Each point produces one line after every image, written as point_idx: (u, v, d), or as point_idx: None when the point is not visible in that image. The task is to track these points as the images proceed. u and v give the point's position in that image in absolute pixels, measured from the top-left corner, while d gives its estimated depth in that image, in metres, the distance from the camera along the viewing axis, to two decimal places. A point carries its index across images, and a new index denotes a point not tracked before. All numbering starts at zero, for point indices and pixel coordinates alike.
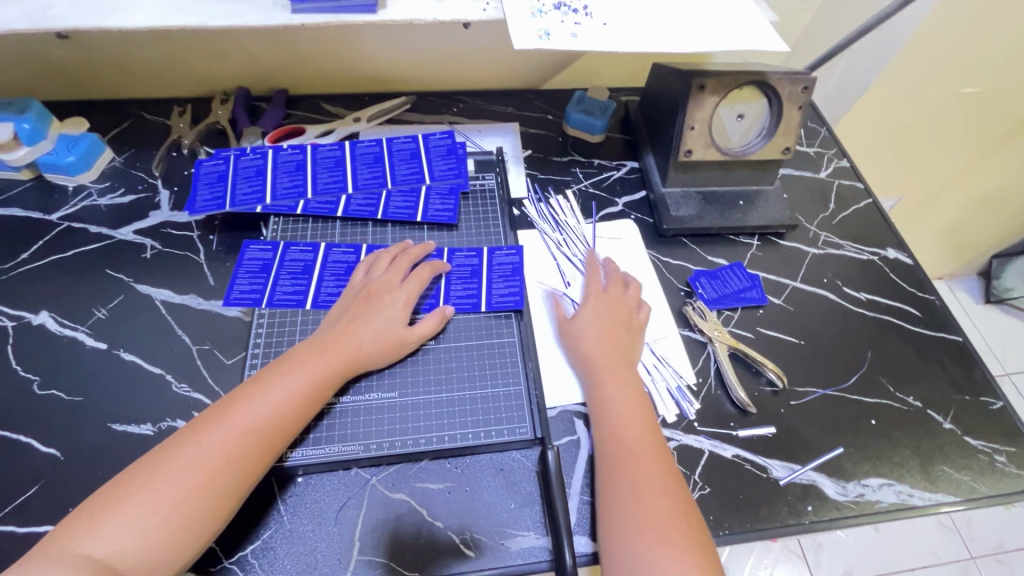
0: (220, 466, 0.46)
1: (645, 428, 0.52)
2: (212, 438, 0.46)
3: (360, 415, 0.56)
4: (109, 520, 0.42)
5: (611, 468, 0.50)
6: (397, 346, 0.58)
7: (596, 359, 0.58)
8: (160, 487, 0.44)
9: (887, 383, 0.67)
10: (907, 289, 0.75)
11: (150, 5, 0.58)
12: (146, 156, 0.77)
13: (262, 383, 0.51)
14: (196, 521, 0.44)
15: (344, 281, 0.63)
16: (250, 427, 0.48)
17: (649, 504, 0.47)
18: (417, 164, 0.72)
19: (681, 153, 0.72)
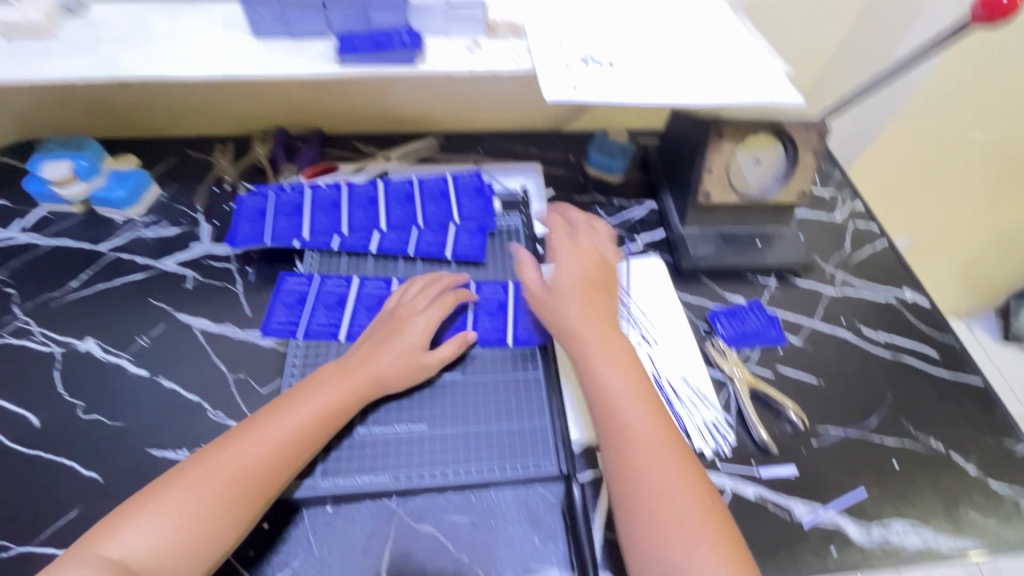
0: (242, 480, 0.49)
1: (646, 416, 0.54)
2: (238, 451, 0.50)
3: (390, 446, 0.57)
4: (140, 522, 0.46)
5: (618, 460, 0.52)
6: (416, 371, 0.59)
7: (587, 335, 0.59)
8: (185, 496, 0.48)
9: (908, 425, 0.67)
10: (925, 330, 0.76)
11: (208, 58, 0.62)
12: (190, 191, 0.82)
13: (287, 404, 0.54)
14: (212, 532, 0.47)
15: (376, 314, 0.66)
16: (273, 443, 0.51)
17: (662, 500, 0.49)
18: (447, 204, 0.75)
19: (699, 196, 0.76)
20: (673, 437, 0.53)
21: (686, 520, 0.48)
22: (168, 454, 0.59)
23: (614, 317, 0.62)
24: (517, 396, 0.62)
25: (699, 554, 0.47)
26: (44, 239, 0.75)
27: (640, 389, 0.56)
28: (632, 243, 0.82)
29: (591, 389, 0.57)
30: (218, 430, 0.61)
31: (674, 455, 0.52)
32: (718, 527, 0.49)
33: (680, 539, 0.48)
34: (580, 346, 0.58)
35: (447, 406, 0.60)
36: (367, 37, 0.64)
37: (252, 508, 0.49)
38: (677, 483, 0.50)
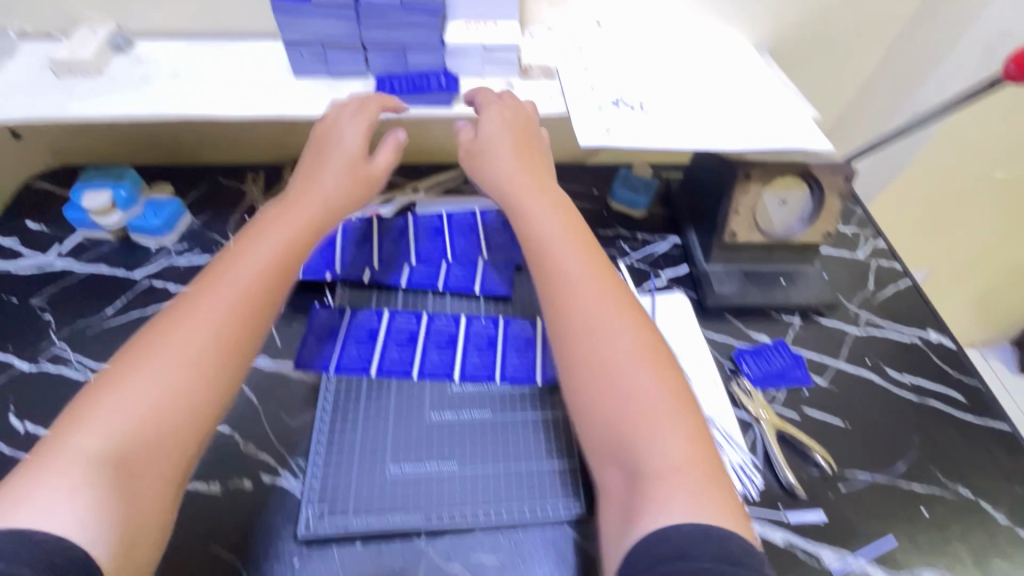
0: (202, 346, 0.47)
1: (591, 284, 0.55)
2: (189, 321, 0.48)
3: (421, 484, 0.57)
4: (96, 412, 0.42)
5: (566, 329, 0.53)
6: (362, 183, 0.64)
7: (524, 187, 0.62)
8: (146, 376, 0.45)
9: (935, 470, 0.67)
10: (951, 373, 0.76)
11: (252, 97, 0.65)
12: (222, 219, 0.83)
13: (225, 268, 0.53)
14: (189, 403, 0.45)
15: (407, 349, 0.67)
16: (225, 302, 0.50)
17: (606, 355, 0.51)
18: (475, 238, 0.77)
19: (725, 235, 0.77)
20: (611, 278, 0.56)
21: (638, 375, 0.49)
22: (196, 486, 0.58)
23: (555, 185, 0.64)
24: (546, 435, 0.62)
25: (655, 412, 0.47)
26: (81, 265, 0.77)
27: (579, 246, 0.58)
28: (656, 278, 0.83)
29: (533, 246, 0.59)
30: (249, 463, 0.61)
31: (612, 303, 0.54)
32: (676, 393, 0.49)
33: (633, 399, 0.48)
34: (518, 204, 0.61)
35: (477, 444, 0.60)
36: (406, 81, 0.67)
37: (224, 377, 0.48)
38: (626, 343, 0.51)
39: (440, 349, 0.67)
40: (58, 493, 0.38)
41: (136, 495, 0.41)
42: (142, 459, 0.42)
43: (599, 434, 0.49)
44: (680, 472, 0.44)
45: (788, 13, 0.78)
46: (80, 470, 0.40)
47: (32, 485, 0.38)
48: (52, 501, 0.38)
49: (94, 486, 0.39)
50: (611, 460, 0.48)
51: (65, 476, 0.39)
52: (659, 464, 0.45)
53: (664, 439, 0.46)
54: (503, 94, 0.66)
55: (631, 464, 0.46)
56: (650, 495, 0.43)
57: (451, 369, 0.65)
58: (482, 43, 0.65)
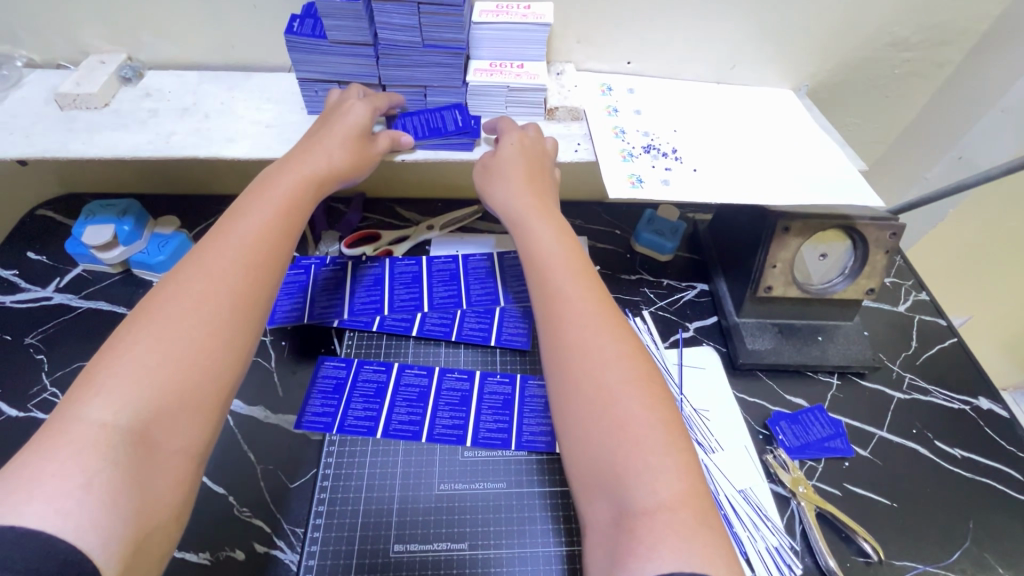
0: (214, 313, 0.43)
1: (586, 296, 0.48)
2: (202, 285, 0.44)
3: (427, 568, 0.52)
4: (109, 382, 0.37)
5: (553, 344, 0.46)
6: (365, 154, 0.58)
7: (521, 211, 0.55)
8: (158, 345, 0.40)
9: (994, 562, 0.60)
10: (1007, 448, 0.69)
11: (265, 136, 0.61)
12: None
13: (230, 230, 0.48)
14: (205, 373, 0.41)
15: (416, 408, 0.62)
16: (236, 267, 0.46)
17: (595, 373, 0.43)
18: (492, 285, 0.72)
19: (760, 288, 0.71)
20: (604, 293, 0.49)
21: (627, 400, 0.42)
22: (185, 555, 0.54)
23: (557, 205, 0.58)
24: (566, 514, 0.56)
25: (648, 444, 0.40)
26: (79, 301, 0.73)
27: (574, 256, 0.51)
28: (684, 330, 0.77)
29: (526, 252, 0.53)
30: (242, 530, 0.56)
31: (607, 318, 0.47)
32: (671, 426, 0.41)
33: (621, 426, 0.41)
34: (520, 215, 0.55)
35: (487, 522, 0.55)
36: (420, 122, 0.63)
37: (241, 349, 0.44)
38: (617, 362, 0.44)
39: (451, 410, 0.62)
40: (70, 477, 0.33)
41: (155, 477, 0.37)
42: (163, 439, 0.38)
43: (584, 462, 0.41)
44: (672, 514, 0.37)
45: (829, 57, 0.74)
46: (93, 452, 0.35)
47: (42, 472, 0.33)
48: (61, 487, 0.33)
49: (111, 468, 0.35)
50: (597, 491, 0.40)
51: (75, 454, 0.34)
52: (647, 501, 0.38)
53: (658, 473, 0.39)
54: (527, 125, 0.62)
55: (621, 498, 0.39)
56: (637, 541, 0.36)
57: (462, 432, 0.60)
58: (507, 84, 0.61)
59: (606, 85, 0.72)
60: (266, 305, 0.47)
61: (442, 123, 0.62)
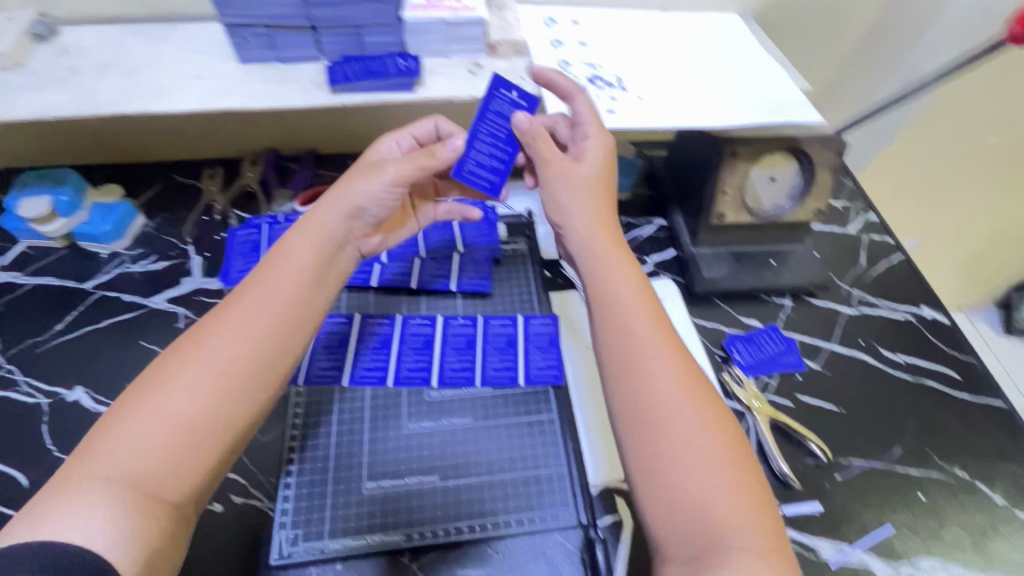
0: (216, 360, 0.43)
1: (657, 333, 0.46)
2: (222, 336, 0.44)
3: (400, 501, 0.54)
4: (126, 422, 0.39)
5: (628, 394, 0.43)
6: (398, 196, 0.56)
7: (585, 241, 0.52)
8: (176, 393, 0.41)
9: (932, 453, 0.65)
10: (946, 350, 0.74)
11: (195, 87, 0.59)
12: (178, 220, 0.78)
13: (257, 283, 0.48)
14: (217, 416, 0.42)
15: (381, 354, 0.63)
16: (260, 318, 0.46)
17: (677, 417, 0.42)
18: (449, 230, 0.72)
19: (713, 216, 0.73)
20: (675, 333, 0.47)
21: (709, 445, 0.41)
22: None
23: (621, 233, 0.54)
24: (533, 440, 0.58)
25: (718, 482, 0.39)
26: (26, 278, 0.71)
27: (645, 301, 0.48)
28: (643, 264, 0.79)
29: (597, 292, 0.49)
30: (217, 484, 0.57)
31: (682, 359, 0.45)
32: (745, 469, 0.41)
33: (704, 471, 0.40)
34: (586, 245, 0.52)
35: (454, 454, 0.57)
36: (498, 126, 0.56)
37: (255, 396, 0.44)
38: (701, 409, 0.42)
39: (416, 353, 0.63)
40: (81, 509, 0.36)
41: (165, 506, 0.38)
42: (173, 474, 0.39)
43: (663, 503, 0.39)
44: (757, 556, 0.37)
45: None
46: (103, 481, 0.37)
47: (61, 499, 0.36)
48: (77, 509, 0.36)
49: (116, 499, 0.37)
50: (678, 531, 0.38)
51: (90, 484, 0.37)
52: (736, 540, 0.37)
53: (737, 515, 0.38)
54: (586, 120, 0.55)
55: (704, 539, 0.38)
56: (715, 574, 0.36)
57: (427, 374, 0.62)
58: (443, 19, 0.59)
59: (549, 17, 0.70)
60: (287, 358, 0.47)
61: (506, 120, 0.56)
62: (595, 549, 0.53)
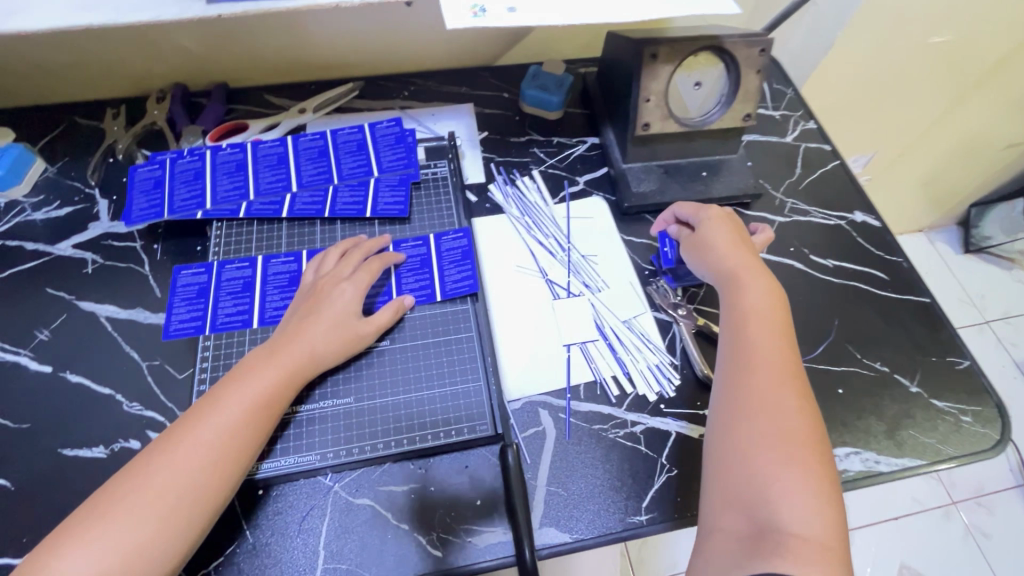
0: (175, 485, 0.45)
1: (769, 351, 0.53)
2: (168, 464, 0.46)
3: (328, 422, 0.56)
4: (82, 548, 0.42)
5: (736, 390, 0.52)
6: (355, 341, 0.57)
7: (739, 270, 0.59)
8: (115, 527, 0.43)
9: (853, 350, 0.66)
10: (875, 253, 0.74)
11: (54, 3, 0.53)
12: (81, 164, 0.74)
13: (218, 402, 0.50)
14: (161, 544, 0.43)
15: (288, 292, 0.62)
16: (225, 435, 0.48)
17: (761, 419, 0.49)
18: (364, 156, 0.70)
19: (638, 126, 0.70)
20: (794, 349, 0.54)
21: (789, 444, 0.47)
22: (81, 452, 0.55)
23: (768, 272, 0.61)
24: (448, 361, 0.60)
25: (792, 474, 0.46)
26: None
27: (777, 319, 0.56)
28: (572, 184, 0.76)
29: (738, 310, 0.57)
30: (136, 422, 0.57)
31: (785, 370, 0.52)
32: (821, 476, 0.46)
33: (781, 466, 0.46)
34: (736, 276, 0.59)
35: (381, 375, 0.58)
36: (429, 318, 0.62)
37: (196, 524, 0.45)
38: (790, 415, 0.49)
39: None
40: None
41: None
42: None
43: (729, 482, 0.47)
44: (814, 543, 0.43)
45: None
46: None
47: None
48: None
49: None
50: (736, 503, 0.46)
51: None
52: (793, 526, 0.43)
53: (799, 505, 0.44)
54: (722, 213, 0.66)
55: (760, 515, 0.45)
56: (768, 549, 0.43)
57: None
58: None
59: None
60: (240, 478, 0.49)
61: None
62: (506, 454, 0.54)
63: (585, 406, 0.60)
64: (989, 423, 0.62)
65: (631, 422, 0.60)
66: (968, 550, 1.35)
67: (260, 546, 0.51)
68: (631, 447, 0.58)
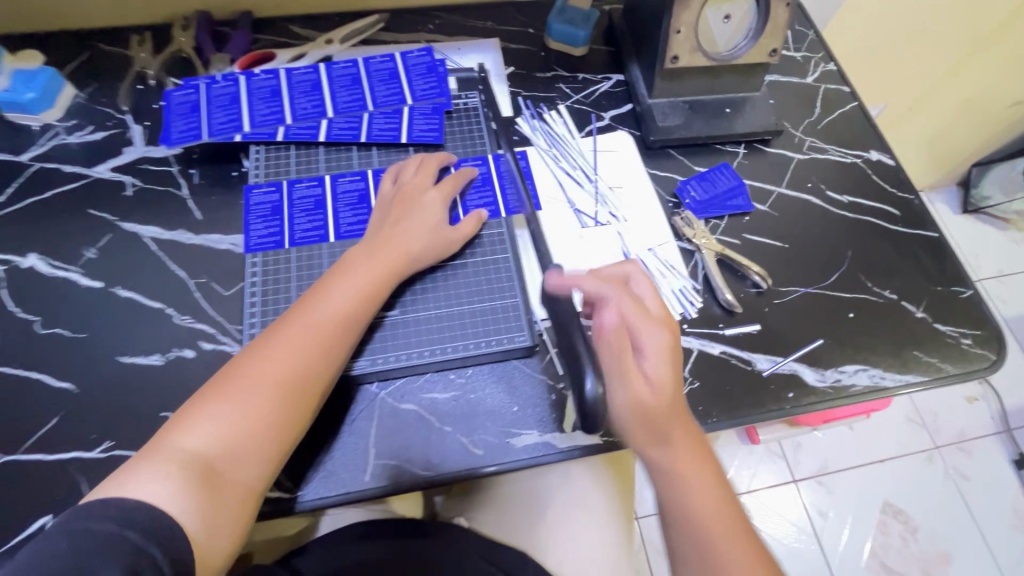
0: (288, 371, 0.52)
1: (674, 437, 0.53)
2: (280, 352, 0.52)
3: (408, 327, 0.60)
4: (211, 419, 0.49)
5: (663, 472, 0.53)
6: (439, 249, 0.62)
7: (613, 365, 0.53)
8: (239, 403, 0.50)
9: (865, 279, 0.70)
10: (888, 190, 0.77)
11: None
12: (111, 90, 0.74)
13: (320, 301, 0.56)
14: (275, 426, 0.50)
15: (359, 209, 0.66)
16: (325, 332, 0.54)
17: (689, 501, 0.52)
18: (397, 84, 0.71)
19: (667, 60, 0.71)
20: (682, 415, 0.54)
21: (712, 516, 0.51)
22: (139, 360, 0.58)
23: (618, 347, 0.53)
24: (488, 278, 0.63)
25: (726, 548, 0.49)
26: None
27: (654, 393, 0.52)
28: (599, 119, 0.78)
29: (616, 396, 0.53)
30: (187, 333, 0.60)
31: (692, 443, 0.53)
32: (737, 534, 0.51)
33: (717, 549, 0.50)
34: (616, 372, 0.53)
35: (451, 288, 0.62)
36: (502, 225, 0.66)
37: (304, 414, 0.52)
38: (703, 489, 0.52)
39: (352, 209, 0.66)
40: (166, 476, 0.46)
41: (235, 491, 0.48)
42: (231, 470, 0.48)
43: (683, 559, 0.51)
44: None
45: None
46: (183, 467, 0.46)
47: (148, 471, 0.46)
48: (164, 478, 0.45)
49: (192, 475, 0.46)
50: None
51: (175, 467, 0.46)
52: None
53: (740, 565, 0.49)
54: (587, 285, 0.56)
55: None
56: None
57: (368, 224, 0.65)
58: None
59: None
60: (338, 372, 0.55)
61: (727, 180, 0.73)
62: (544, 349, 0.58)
63: None
64: (987, 345, 0.67)
65: None
66: (948, 489, 1.44)
67: (316, 442, 0.55)
68: None
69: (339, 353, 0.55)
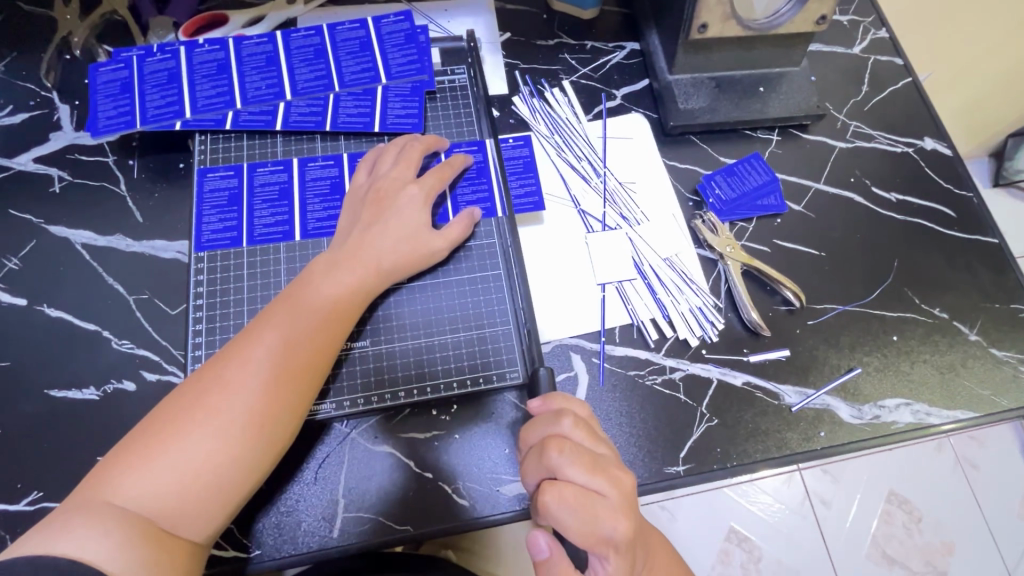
0: (245, 400, 0.43)
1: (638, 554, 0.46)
2: (237, 378, 0.43)
3: (384, 361, 0.52)
4: (151, 461, 0.40)
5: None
6: (423, 255, 0.53)
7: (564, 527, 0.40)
8: (185, 442, 0.41)
9: (912, 295, 0.60)
10: (944, 186, 0.66)
11: None
12: (32, 61, 0.62)
13: (287, 316, 0.47)
14: (230, 469, 0.41)
15: (330, 200, 0.56)
16: (293, 353, 0.45)
17: None
18: (369, 57, 0.60)
19: (693, 29, 0.59)
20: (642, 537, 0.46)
21: None
22: (71, 394, 0.50)
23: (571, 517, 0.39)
24: (477, 301, 0.55)
25: None
26: None
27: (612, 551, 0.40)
28: (609, 98, 0.66)
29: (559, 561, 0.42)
30: (126, 360, 0.52)
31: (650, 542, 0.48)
32: None
33: None
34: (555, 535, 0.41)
35: (432, 311, 0.54)
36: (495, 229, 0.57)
37: (274, 449, 0.43)
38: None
39: (323, 201, 0.56)
40: (93, 533, 0.36)
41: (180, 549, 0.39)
42: (175, 522, 0.39)
43: None
44: None
45: None
46: (115, 522, 0.37)
47: (72, 527, 0.37)
48: (91, 534, 0.36)
49: (128, 530, 0.37)
50: None
51: (105, 520, 0.37)
52: None
53: None
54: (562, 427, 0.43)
55: None
56: None
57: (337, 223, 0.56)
58: None
59: None
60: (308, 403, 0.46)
61: (761, 177, 0.63)
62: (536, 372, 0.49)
63: (620, 350, 0.55)
64: None
65: (670, 368, 0.55)
66: None
67: (275, 491, 0.48)
68: (669, 394, 0.54)
69: (309, 380, 0.46)
